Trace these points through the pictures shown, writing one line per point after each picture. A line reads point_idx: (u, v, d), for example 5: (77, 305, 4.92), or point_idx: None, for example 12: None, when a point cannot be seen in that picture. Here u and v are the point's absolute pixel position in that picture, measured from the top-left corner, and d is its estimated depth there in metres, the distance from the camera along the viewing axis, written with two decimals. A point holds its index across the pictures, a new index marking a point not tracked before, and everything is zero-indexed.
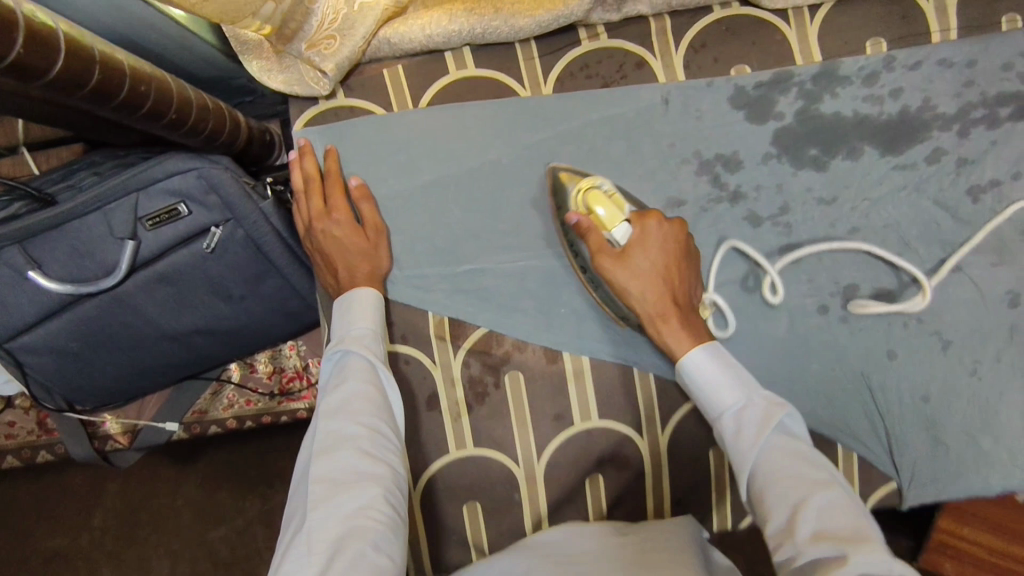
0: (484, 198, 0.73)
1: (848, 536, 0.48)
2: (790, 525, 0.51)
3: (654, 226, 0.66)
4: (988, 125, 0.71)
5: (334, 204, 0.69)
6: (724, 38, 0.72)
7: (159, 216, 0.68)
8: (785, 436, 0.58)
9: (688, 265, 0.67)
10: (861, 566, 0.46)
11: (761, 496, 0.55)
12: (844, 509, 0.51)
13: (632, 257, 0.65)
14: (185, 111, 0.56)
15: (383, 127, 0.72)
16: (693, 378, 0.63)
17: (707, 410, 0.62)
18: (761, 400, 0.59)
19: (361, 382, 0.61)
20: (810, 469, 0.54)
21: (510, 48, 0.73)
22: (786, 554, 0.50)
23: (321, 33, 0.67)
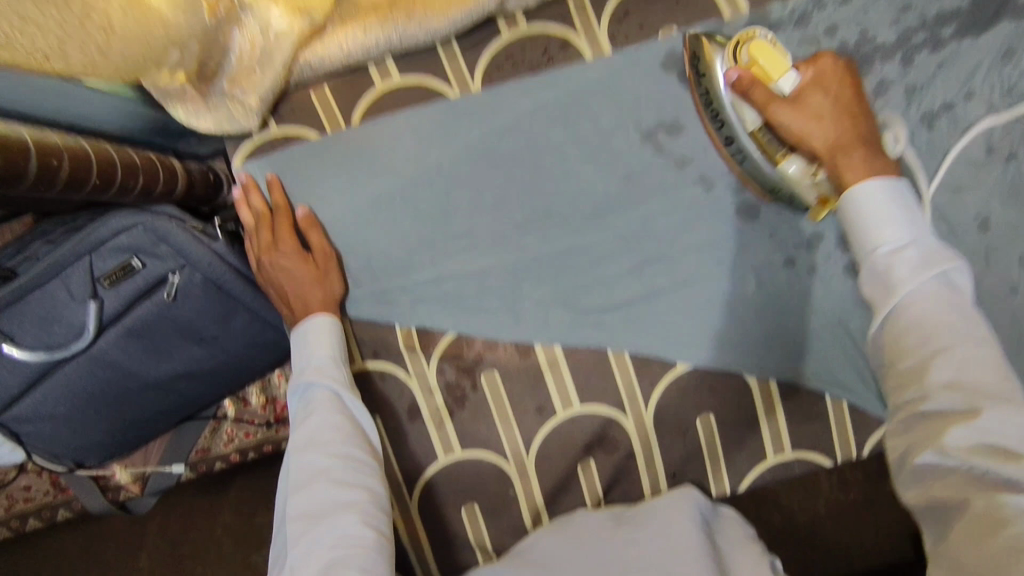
0: (431, 204, 0.72)
1: (987, 392, 0.46)
2: (925, 365, 0.49)
3: (827, 65, 0.62)
4: (931, 49, 0.69)
5: (281, 237, 0.70)
6: (646, 3, 0.70)
7: (115, 273, 0.69)
8: (950, 282, 0.51)
9: (860, 107, 0.62)
10: (997, 424, 0.44)
11: (899, 338, 0.51)
12: (987, 363, 0.48)
13: (803, 102, 0.61)
14: (106, 172, 0.57)
15: (319, 151, 0.72)
16: (857, 204, 0.56)
17: (856, 245, 0.55)
18: (927, 246, 0.52)
19: (326, 411, 0.62)
20: (961, 318, 0.49)
21: (433, 51, 0.72)
22: (914, 390, 0.49)
23: (240, 66, 0.67)
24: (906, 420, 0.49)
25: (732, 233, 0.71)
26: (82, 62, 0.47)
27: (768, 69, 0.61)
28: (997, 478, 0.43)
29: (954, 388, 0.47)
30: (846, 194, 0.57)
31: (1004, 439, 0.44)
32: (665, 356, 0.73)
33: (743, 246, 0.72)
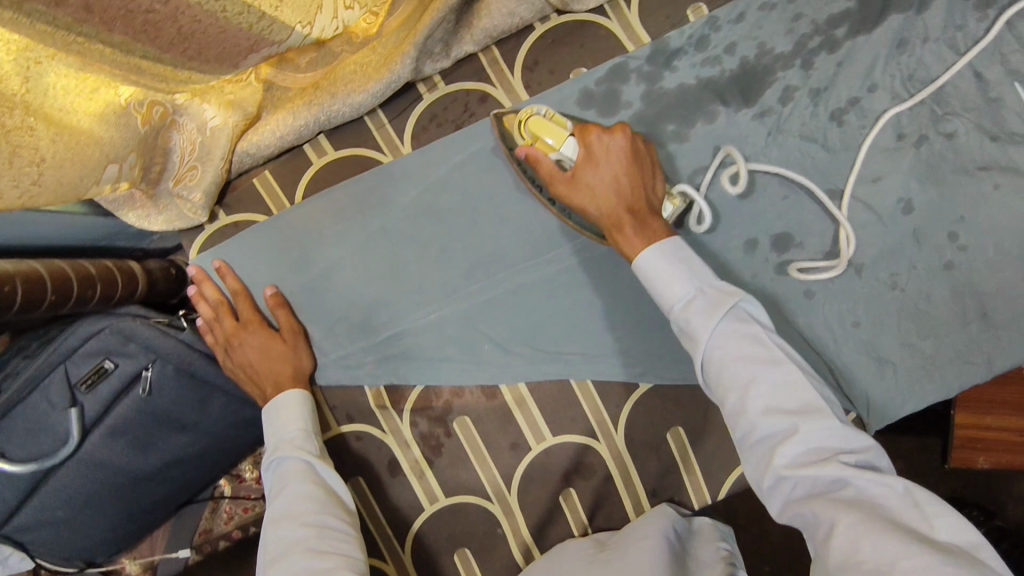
0: (381, 266, 0.76)
1: (796, 411, 0.52)
2: (744, 401, 0.53)
3: (597, 140, 0.66)
4: (829, 50, 0.72)
5: (245, 318, 0.74)
6: (554, 50, 0.74)
7: (89, 378, 0.72)
8: (740, 317, 0.56)
9: (647, 175, 0.66)
10: (813, 436, 0.51)
11: (717, 379, 0.55)
12: (794, 383, 0.53)
13: (581, 176, 0.65)
14: (61, 288, 0.60)
15: (266, 233, 0.76)
16: (642, 271, 0.61)
17: (659, 303, 0.60)
18: (711, 290, 0.58)
19: (298, 483, 0.67)
20: (760, 347, 0.55)
21: (362, 124, 0.76)
22: (746, 430, 0.53)
23: (183, 166, 0.72)
24: (748, 455, 0.54)
25: None
26: (17, 197, 0.51)
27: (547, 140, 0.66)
28: (829, 480, 0.49)
29: (774, 417, 0.52)
30: (633, 265, 0.62)
31: (817, 445, 0.51)
32: (626, 378, 0.76)
33: None
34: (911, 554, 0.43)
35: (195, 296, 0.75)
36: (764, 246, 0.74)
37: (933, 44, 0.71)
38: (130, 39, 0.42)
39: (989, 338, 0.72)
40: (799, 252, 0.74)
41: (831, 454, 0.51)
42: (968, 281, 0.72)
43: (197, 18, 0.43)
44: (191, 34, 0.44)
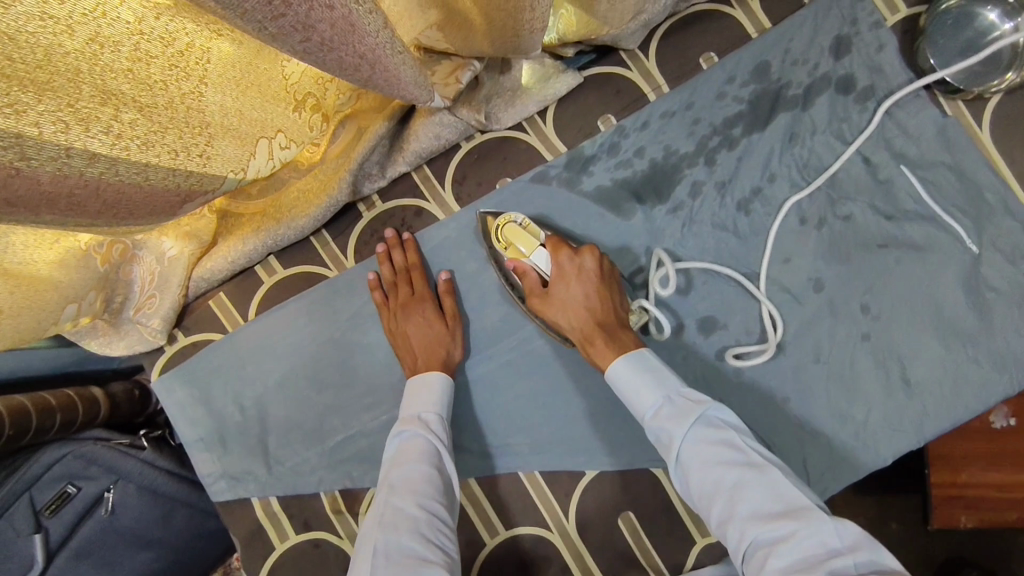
0: (332, 374, 0.80)
1: (784, 514, 0.59)
2: (764, 562, 0.57)
3: (567, 261, 0.74)
4: (728, 148, 0.79)
5: (419, 293, 0.77)
6: (478, 165, 0.81)
7: (53, 503, 0.74)
8: (811, 552, 0.56)
9: (614, 289, 0.76)
10: (720, 467, 0.63)
11: (794, 563, 0.56)
12: (806, 531, 0.57)
13: (552, 294, 0.74)
14: (20, 419, 0.65)
15: (224, 350, 0.81)
16: (695, 471, 0.64)
17: (742, 497, 0.62)
18: (765, 504, 0.61)
19: (421, 461, 0.66)
20: (810, 565, 0.56)
21: (308, 243, 0.82)
22: (756, 574, 0.58)
23: (143, 296, 0.78)
24: (754, 558, 0.59)
25: None
26: None
27: (518, 246, 0.75)
28: (779, 535, 0.58)
29: (720, 437, 0.65)
30: (605, 374, 0.72)
31: (769, 510, 0.60)
32: (572, 465, 0.78)
33: None
34: (806, 549, 0.57)
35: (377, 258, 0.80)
36: (690, 330, 0.79)
37: (822, 136, 0.78)
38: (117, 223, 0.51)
39: (915, 403, 0.75)
40: (723, 333, 0.78)
41: (825, 561, 0.56)
42: (886, 350, 0.76)
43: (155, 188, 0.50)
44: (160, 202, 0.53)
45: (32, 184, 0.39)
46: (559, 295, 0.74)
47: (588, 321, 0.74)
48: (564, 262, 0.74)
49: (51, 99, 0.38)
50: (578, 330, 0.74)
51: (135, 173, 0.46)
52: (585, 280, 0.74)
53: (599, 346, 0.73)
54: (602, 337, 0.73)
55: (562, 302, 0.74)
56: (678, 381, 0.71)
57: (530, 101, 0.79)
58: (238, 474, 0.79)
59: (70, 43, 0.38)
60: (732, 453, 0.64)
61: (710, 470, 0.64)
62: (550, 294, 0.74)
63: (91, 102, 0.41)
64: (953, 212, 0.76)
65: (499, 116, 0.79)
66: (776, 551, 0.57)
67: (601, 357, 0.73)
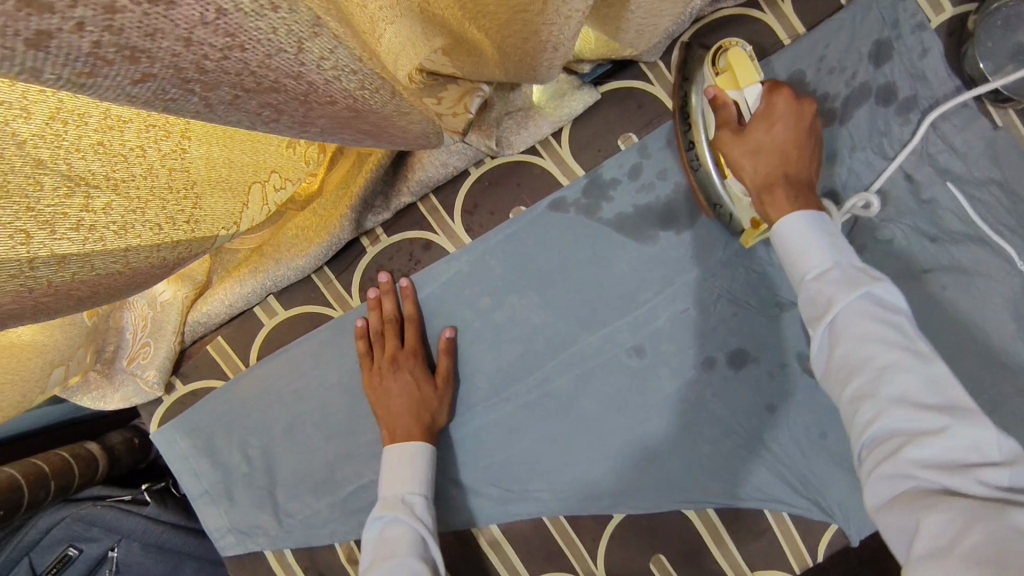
0: (341, 420, 0.76)
1: (939, 407, 0.48)
2: (899, 447, 0.47)
3: (786, 101, 0.64)
4: None
5: (410, 349, 0.74)
6: (490, 192, 0.75)
7: (54, 565, 0.71)
8: (958, 455, 0.46)
9: (813, 153, 0.66)
10: (875, 342, 0.51)
11: (931, 462, 0.46)
12: (964, 429, 0.46)
13: (754, 127, 0.63)
14: (12, 495, 0.61)
15: (225, 398, 0.76)
16: (841, 338, 0.53)
17: (891, 375, 0.50)
18: (920, 388, 0.49)
19: (408, 552, 0.62)
20: (954, 471, 0.45)
21: (310, 281, 0.77)
22: (880, 461, 0.48)
23: (137, 344, 0.73)
24: (883, 444, 0.48)
25: (632, 381, 0.74)
26: None
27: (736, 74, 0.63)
28: (925, 428, 0.47)
29: (888, 316, 0.53)
30: (777, 220, 0.61)
31: (921, 399, 0.48)
32: (598, 510, 0.74)
33: (646, 385, 0.74)
34: (955, 451, 0.46)
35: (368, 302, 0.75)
36: (721, 363, 0.73)
37: (861, 153, 0.73)
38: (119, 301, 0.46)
39: None
40: (756, 367, 0.73)
41: (973, 467, 0.45)
42: None
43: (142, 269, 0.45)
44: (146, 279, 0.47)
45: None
46: (760, 132, 0.63)
47: (775, 170, 0.63)
48: (773, 104, 0.64)
49: (5, 203, 0.33)
50: (760, 176, 0.63)
51: (112, 262, 0.41)
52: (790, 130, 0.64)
53: (779, 198, 0.62)
54: (790, 190, 0.62)
55: (756, 142, 0.63)
56: (849, 253, 0.58)
57: (544, 121, 0.72)
58: (246, 527, 0.76)
59: (24, 129, 0.32)
60: (897, 333, 0.52)
61: (863, 341, 0.52)
62: (749, 131, 0.63)
63: (54, 197, 0.35)
64: (1004, 233, 0.70)
65: (511, 139, 0.72)
66: (915, 442, 0.47)
67: (774, 199, 0.62)
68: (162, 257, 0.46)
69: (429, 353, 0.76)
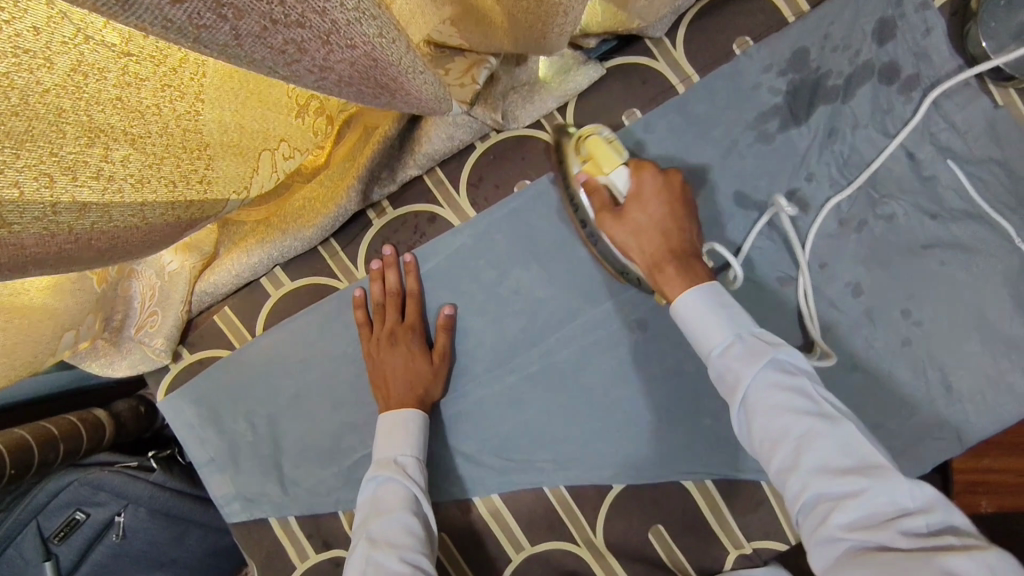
0: (346, 390, 0.77)
1: (857, 469, 0.50)
2: (828, 513, 0.49)
3: (647, 178, 0.68)
4: (763, 144, 0.74)
5: (409, 322, 0.74)
6: (495, 166, 0.76)
7: (62, 530, 0.72)
8: (880, 509, 0.48)
9: (694, 217, 0.69)
10: (788, 415, 0.54)
11: (857, 522, 0.49)
12: (881, 486, 0.49)
13: (628, 210, 0.67)
14: (23, 455, 0.62)
15: (231, 367, 0.77)
16: (757, 410, 0.55)
17: (808, 441, 0.52)
18: (836, 449, 0.51)
19: (403, 510, 0.64)
20: (878, 529, 0.48)
21: (316, 252, 0.78)
22: (814, 527, 0.50)
23: (144, 313, 0.74)
24: (813, 511, 0.51)
25: (633, 353, 0.75)
26: None
27: (599, 163, 0.67)
28: (847, 491, 0.49)
29: (793, 384, 0.55)
30: (672, 304, 0.64)
31: (839, 464, 0.51)
32: (599, 480, 0.75)
33: (647, 357, 0.75)
34: (876, 507, 0.48)
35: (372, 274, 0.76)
36: None
37: (864, 130, 0.73)
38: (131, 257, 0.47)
39: (957, 412, 0.71)
40: None
41: (894, 520, 0.48)
42: (928, 357, 0.72)
43: (154, 226, 0.46)
44: (158, 236, 0.48)
45: (16, 251, 0.35)
46: (633, 215, 0.67)
47: (659, 247, 0.67)
48: (636, 184, 0.68)
49: (30, 150, 0.33)
50: (650, 256, 0.67)
51: (128, 214, 0.42)
52: (665, 203, 0.67)
53: (667, 274, 0.66)
54: (674, 266, 0.65)
55: (636, 224, 0.67)
56: (749, 322, 0.61)
57: (549, 96, 0.73)
58: (252, 495, 0.77)
59: (49, 78, 0.33)
60: (807, 402, 0.54)
61: (779, 417, 0.54)
62: (626, 214, 0.67)
63: (75, 146, 0.36)
64: (1002, 210, 0.71)
65: (517, 113, 0.73)
66: (841, 506, 0.49)
67: (661, 274, 0.66)
68: (172, 217, 0.47)
69: (429, 329, 0.77)
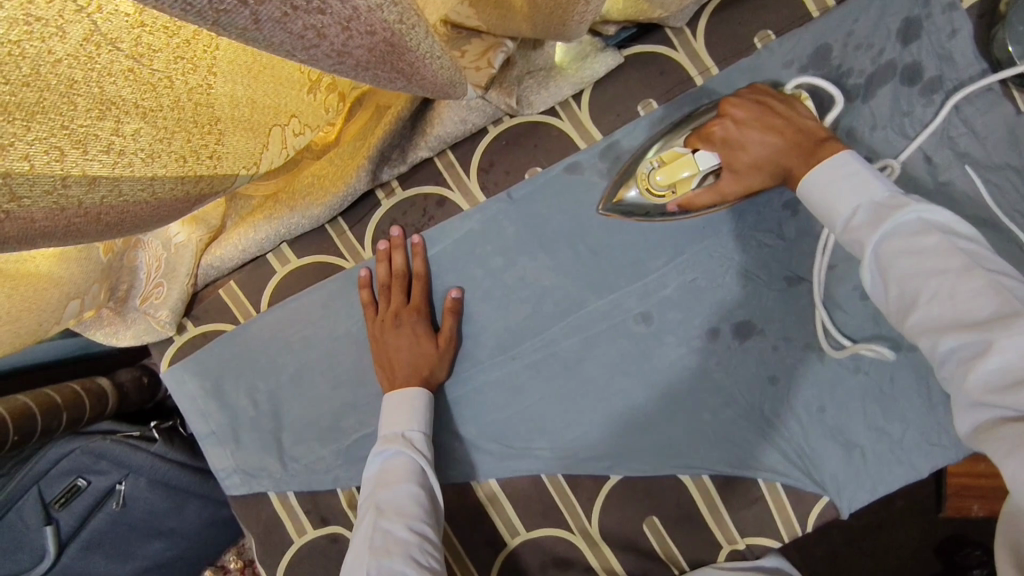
0: (349, 370, 0.77)
1: (988, 323, 0.45)
2: (960, 374, 0.46)
3: (721, 130, 0.67)
4: None
5: (414, 304, 0.74)
6: (507, 151, 0.75)
7: (63, 496, 0.72)
8: (1016, 365, 0.43)
9: (783, 111, 0.67)
10: (912, 275, 0.50)
11: (993, 381, 0.44)
12: (1017, 336, 0.43)
13: (742, 163, 0.67)
14: (26, 423, 0.62)
15: (235, 342, 0.77)
16: (882, 276, 0.53)
17: (935, 300, 0.49)
18: (971, 304, 0.47)
19: (408, 481, 0.64)
20: (1013, 387, 0.43)
21: (323, 232, 0.77)
22: (956, 392, 0.47)
23: (150, 285, 0.74)
24: (948, 376, 0.47)
25: (637, 346, 0.75)
26: None
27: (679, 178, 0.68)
28: (976, 347, 0.45)
29: (923, 240, 0.51)
30: (807, 204, 0.62)
31: (962, 320, 0.47)
32: (596, 470, 0.76)
33: (651, 350, 0.75)
34: (1010, 360, 0.43)
35: (380, 254, 0.76)
36: (726, 334, 0.74)
37: (882, 132, 0.72)
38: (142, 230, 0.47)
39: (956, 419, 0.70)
40: (761, 339, 0.74)
41: None
42: None
43: (164, 199, 0.45)
44: (168, 209, 0.47)
45: (25, 223, 0.36)
46: (744, 164, 0.67)
47: (779, 159, 0.65)
48: (722, 132, 0.67)
49: (41, 122, 0.33)
50: (778, 167, 0.66)
51: (138, 188, 0.41)
52: (762, 127, 0.66)
53: (799, 172, 0.64)
54: (803, 160, 0.64)
55: (746, 167, 0.67)
56: (885, 187, 0.57)
57: (565, 83, 0.72)
58: (252, 469, 0.78)
59: (61, 48, 0.32)
60: (934, 257, 0.50)
61: (904, 280, 0.51)
62: (739, 168, 0.67)
63: (85, 119, 0.35)
64: (1016, 219, 0.70)
65: (532, 99, 0.72)
66: (971, 369, 0.45)
67: (797, 176, 0.64)
68: (184, 189, 0.46)
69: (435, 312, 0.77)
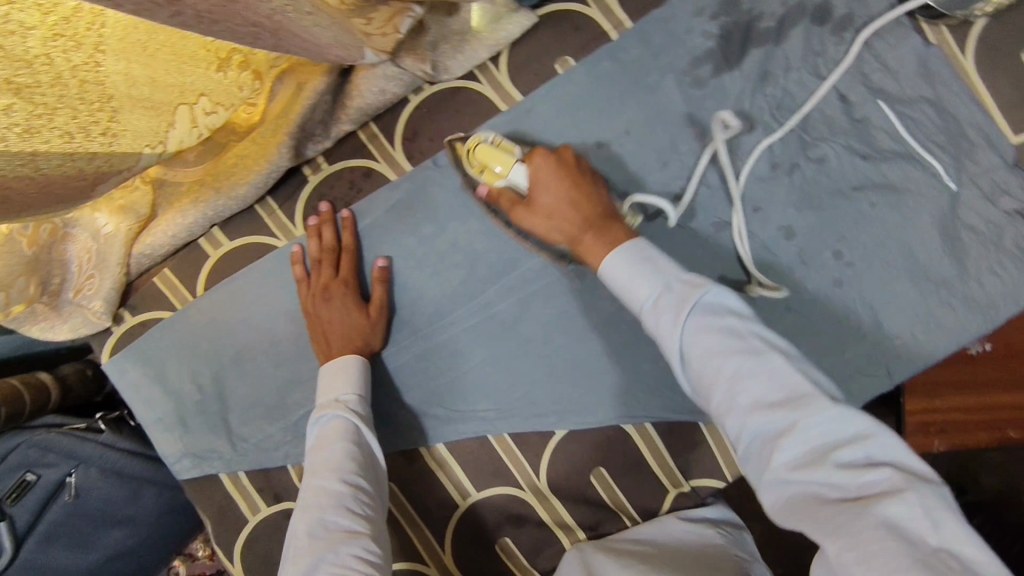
0: (290, 347, 0.77)
1: (787, 402, 0.48)
2: (768, 456, 0.47)
3: (541, 165, 0.69)
4: (695, 86, 0.74)
5: (345, 276, 0.74)
6: (429, 119, 0.76)
7: (14, 491, 0.73)
8: (818, 446, 0.46)
9: (590, 185, 0.69)
10: (714, 356, 0.51)
11: (807, 468, 0.46)
12: (823, 422, 0.46)
13: (536, 200, 0.68)
14: None
15: (174, 328, 0.78)
16: (687, 362, 0.53)
17: (745, 390, 0.50)
18: (777, 389, 0.49)
19: (344, 440, 0.65)
20: (820, 470, 0.45)
21: (254, 213, 0.78)
22: (761, 470, 0.48)
23: (82, 277, 0.74)
24: (755, 454, 0.49)
25: (571, 302, 0.76)
26: None
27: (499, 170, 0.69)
28: (784, 429, 0.47)
29: (725, 325, 0.52)
30: (600, 275, 0.62)
31: (765, 399, 0.49)
32: (540, 427, 0.77)
33: (585, 305, 0.76)
34: (808, 434, 0.46)
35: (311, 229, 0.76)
36: None
37: (796, 73, 0.73)
38: (29, 205, 0.48)
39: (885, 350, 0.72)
40: None
41: (830, 453, 0.46)
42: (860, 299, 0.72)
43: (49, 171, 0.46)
44: (53, 182, 0.48)
45: None
46: (542, 204, 0.68)
47: (574, 223, 0.67)
48: (542, 163, 0.69)
49: None
50: (569, 233, 0.67)
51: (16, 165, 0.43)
52: (567, 186, 0.68)
53: (586, 243, 0.66)
54: (591, 233, 0.66)
55: (543, 207, 0.68)
56: (671, 267, 0.58)
57: (480, 46, 0.73)
58: (203, 452, 0.78)
59: None
60: (738, 342, 0.51)
61: (707, 358, 0.51)
62: (535, 202, 0.68)
63: None
64: (932, 149, 0.71)
65: (448, 64, 0.73)
66: (784, 458, 0.47)
67: (582, 245, 0.66)
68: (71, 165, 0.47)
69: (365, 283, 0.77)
